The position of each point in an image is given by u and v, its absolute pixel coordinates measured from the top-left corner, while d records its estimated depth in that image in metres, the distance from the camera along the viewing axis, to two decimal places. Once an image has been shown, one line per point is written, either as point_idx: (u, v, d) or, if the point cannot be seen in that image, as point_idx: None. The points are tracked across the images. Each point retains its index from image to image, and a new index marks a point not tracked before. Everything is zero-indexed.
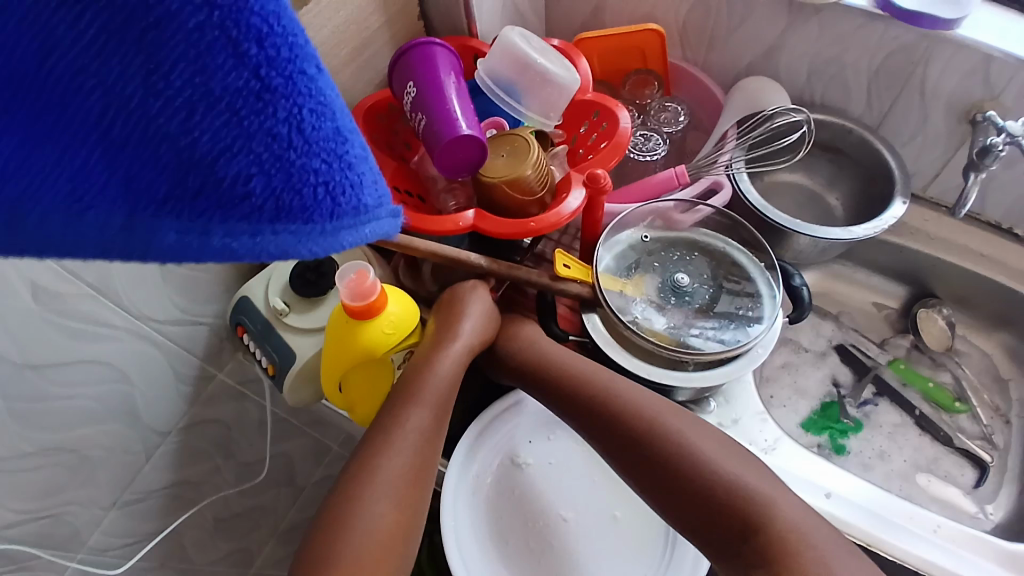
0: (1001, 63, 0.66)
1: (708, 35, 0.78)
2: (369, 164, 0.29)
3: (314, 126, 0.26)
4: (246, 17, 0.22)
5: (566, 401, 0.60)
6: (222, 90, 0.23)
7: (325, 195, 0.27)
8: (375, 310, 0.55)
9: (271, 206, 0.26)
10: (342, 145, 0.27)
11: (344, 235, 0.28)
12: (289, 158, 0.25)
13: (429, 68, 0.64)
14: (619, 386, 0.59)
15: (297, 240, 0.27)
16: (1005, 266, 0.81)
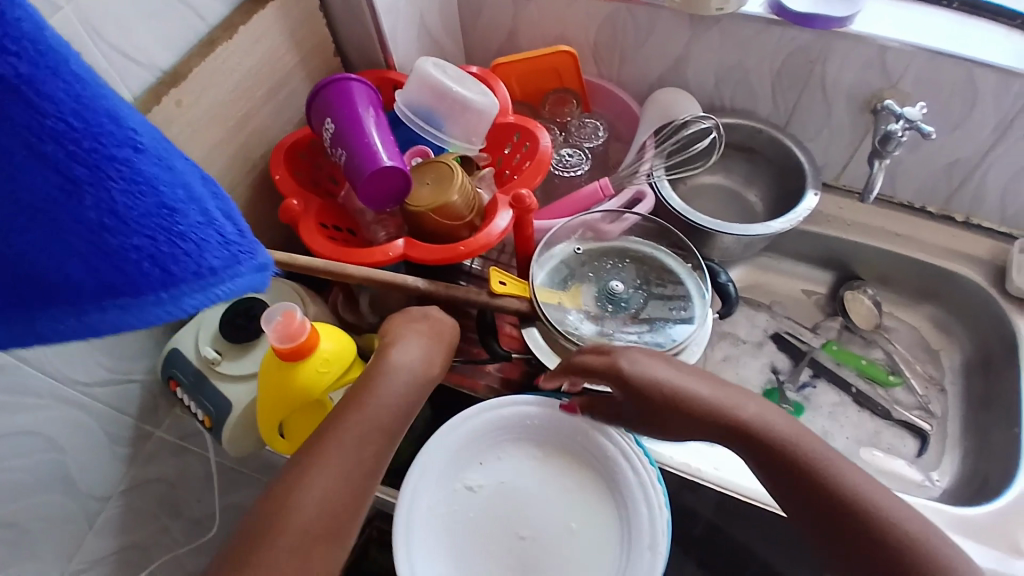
0: (895, 52, 0.70)
1: (619, 50, 0.81)
2: (209, 228, 0.36)
3: (128, 210, 0.32)
4: (35, 122, 0.28)
5: (698, 422, 0.56)
6: (19, 190, 0.29)
7: (152, 268, 0.33)
8: (306, 350, 0.56)
9: (90, 285, 0.33)
10: (169, 218, 0.33)
11: (185, 300, 0.35)
12: (106, 242, 0.32)
13: (347, 104, 0.65)
14: (747, 407, 0.55)
15: (126, 314, 0.34)
16: (920, 243, 0.86)
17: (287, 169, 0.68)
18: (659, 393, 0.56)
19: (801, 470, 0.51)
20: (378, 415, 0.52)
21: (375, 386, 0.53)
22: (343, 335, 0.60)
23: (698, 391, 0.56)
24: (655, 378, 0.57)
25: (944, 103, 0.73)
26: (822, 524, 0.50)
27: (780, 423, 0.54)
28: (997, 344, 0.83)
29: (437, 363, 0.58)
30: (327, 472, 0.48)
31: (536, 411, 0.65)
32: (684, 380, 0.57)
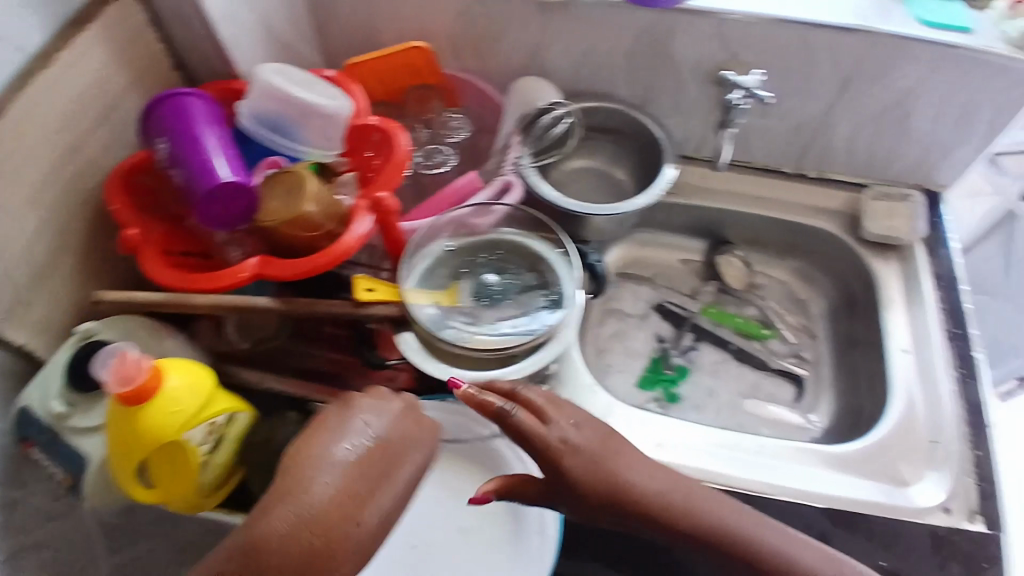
0: (732, 24, 0.73)
1: (476, 40, 0.79)
2: None
3: None
4: None
5: (642, 515, 0.50)
6: None
7: None
8: (148, 387, 0.57)
9: None
10: None
11: None
12: None
13: (181, 121, 0.63)
14: (708, 503, 0.50)
15: None
16: (778, 202, 0.92)
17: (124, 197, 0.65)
18: (586, 479, 0.51)
19: (751, 556, 0.48)
20: (264, 546, 0.42)
21: (276, 498, 0.44)
22: (192, 366, 0.62)
23: (640, 482, 0.51)
24: (573, 464, 0.51)
25: (782, 70, 0.77)
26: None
27: (724, 511, 0.50)
28: (858, 286, 0.90)
29: (369, 459, 0.47)
30: (267, 575, 0.42)
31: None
32: (620, 470, 0.51)
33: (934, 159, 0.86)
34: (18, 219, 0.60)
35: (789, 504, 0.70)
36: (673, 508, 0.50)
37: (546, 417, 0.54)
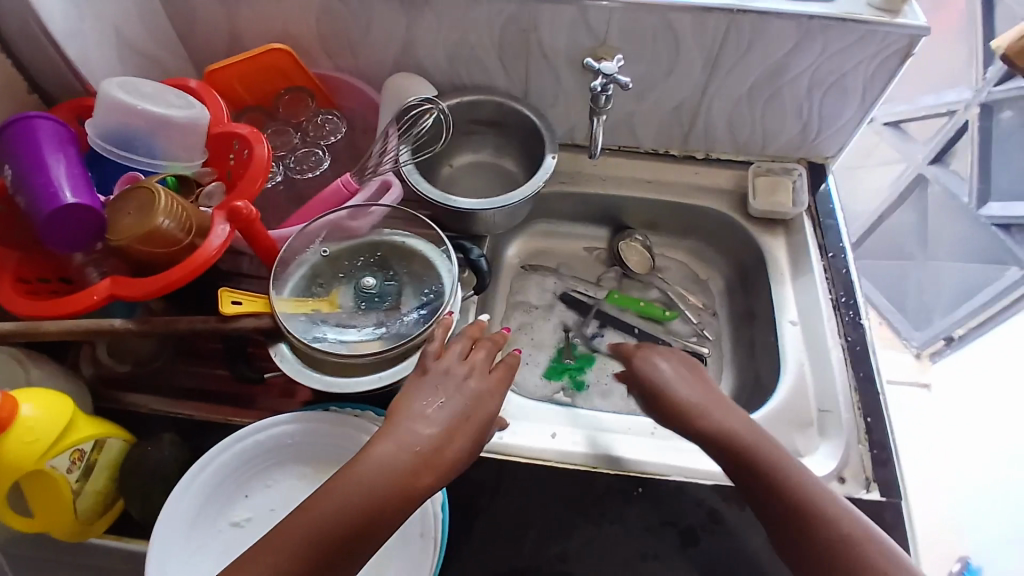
0: (595, 9, 0.72)
1: (346, 42, 0.78)
2: None
3: None
4: None
5: (726, 413, 0.62)
6: None
7: None
8: (1, 423, 0.52)
9: None
10: None
11: None
12: None
13: (19, 144, 0.60)
14: (733, 419, 0.61)
15: None
16: (669, 184, 0.93)
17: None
18: (665, 400, 0.65)
19: (777, 481, 0.55)
20: (432, 414, 0.54)
21: (429, 381, 0.56)
22: (51, 394, 0.56)
23: (695, 402, 0.63)
24: (667, 383, 0.66)
25: (653, 53, 0.78)
26: (776, 520, 0.54)
27: (772, 450, 0.58)
28: (748, 260, 0.92)
29: (469, 407, 0.55)
30: (363, 498, 0.48)
31: (291, 428, 0.64)
32: (689, 392, 0.64)
33: (812, 131, 0.88)
34: None
35: (677, 487, 0.68)
36: (704, 424, 0.61)
37: (647, 361, 0.68)
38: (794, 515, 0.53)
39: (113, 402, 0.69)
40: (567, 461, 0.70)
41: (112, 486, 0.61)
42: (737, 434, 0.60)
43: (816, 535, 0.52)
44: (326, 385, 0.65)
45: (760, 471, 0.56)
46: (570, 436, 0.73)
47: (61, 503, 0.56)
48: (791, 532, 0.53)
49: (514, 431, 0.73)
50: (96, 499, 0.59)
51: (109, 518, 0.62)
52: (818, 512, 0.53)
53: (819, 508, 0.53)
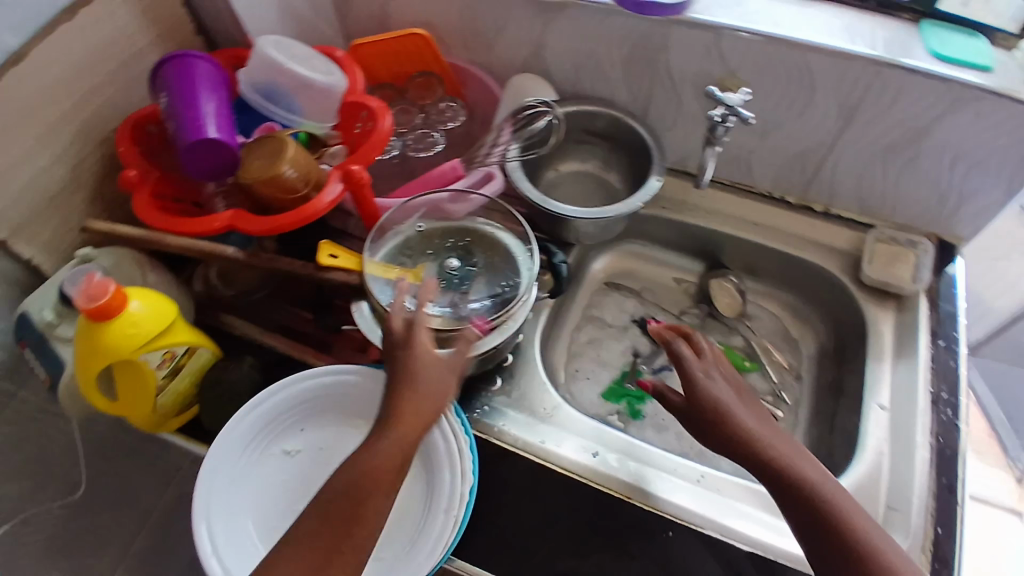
0: (731, 39, 0.72)
1: (481, 35, 0.82)
2: None
3: None
4: None
5: (743, 406, 0.59)
6: None
7: None
8: (112, 313, 0.58)
9: None
10: None
11: None
12: None
13: (181, 78, 0.67)
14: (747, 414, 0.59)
15: None
16: (777, 231, 0.89)
17: (133, 145, 0.69)
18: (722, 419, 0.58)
19: (825, 514, 0.51)
20: (400, 392, 0.55)
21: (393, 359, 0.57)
22: (159, 297, 0.62)
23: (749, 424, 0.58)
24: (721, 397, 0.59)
25: (783, 95, 0.76)
26: (824, 558, 0.50)
27: (810, 469, 0.54)
28: (850, 328, 0.86)
29: (432, 375, 0.56)
30: (345, 488, 0.50)
31: (356, 381, 0.66)
32: (745, 413, 0.58)
33: (948, 206, 0.81)
34: (34, 151, 0.66)
35: (714, 538, 0.66)
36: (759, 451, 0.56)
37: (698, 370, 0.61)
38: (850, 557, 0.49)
39: (206, 320, 0.76)
40: (603, 483, 0.69)
41: (191, 391, 0.67)
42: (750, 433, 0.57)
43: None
44: (393, 347, 0.67)
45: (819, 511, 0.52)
46: (613, 459, 0.71)
47: (145, 396, 0.63)
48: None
49: (559, 439, 0.73)
50: (175, 399, 0.66)
51: (182, 419, 0.68)
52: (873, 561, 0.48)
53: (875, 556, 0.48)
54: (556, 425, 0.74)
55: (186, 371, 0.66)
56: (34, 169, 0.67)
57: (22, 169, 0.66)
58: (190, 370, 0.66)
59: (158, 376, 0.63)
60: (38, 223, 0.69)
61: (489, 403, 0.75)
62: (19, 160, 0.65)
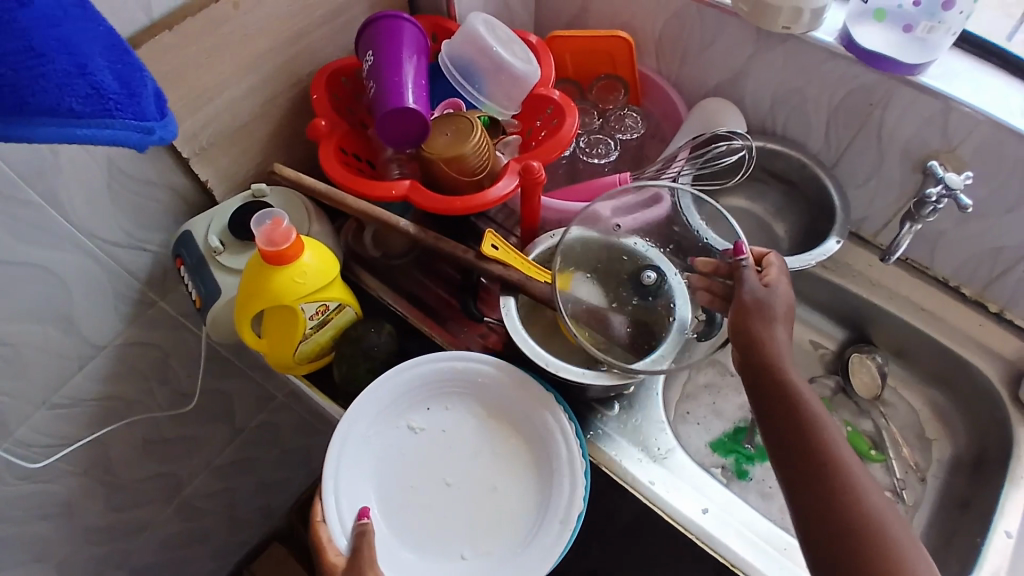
0: (959, 115, 0.65)
1: (682, 49, 0.78)
2: (126, 84, 0.40)
3: (84, 62, 0.38)
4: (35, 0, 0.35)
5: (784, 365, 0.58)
6: (37, 44, 0.35)
7: (102, 97, 0.39)
8: (286, 259, 0.59)
9: (84, 108, 0.38)
10: (93, 73, 0.38)
11: (115, 125, 0.40)
12: (87, 76, 0.38)
13: (391, 40, 0.67)
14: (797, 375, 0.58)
15: (89, 127, 0.39)
16: (943, 322, 0.82)
17: (326, 92, 0.73)
18: (749, 321, 0.61)
19: (830, 481, 0.51)
20: None
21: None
22: (326, 251, 0.63)
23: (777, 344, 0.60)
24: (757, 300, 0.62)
25: (997, 183, 0.68)
26: (811, 519, 0.51)
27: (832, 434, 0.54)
28: (995, 444, 0.78)
29: None
30: None
31: (491, 372, 0.67)
32: (770, 319, 0.61)
33: None
34: (234, 78, 0.67)
35: None
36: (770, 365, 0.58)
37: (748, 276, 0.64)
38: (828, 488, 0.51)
39: (354, 276, 0.79)
40: (710, 545, 0.66)
41: (328, 343, 0.69)
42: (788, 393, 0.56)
43: (842, 520, 0.50)
44: (532, 354, 0.66)
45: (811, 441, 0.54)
46: (720, 520, 0.67)
47: (291, 341, 0.64)
48: (810, 520, 0.51)
49: (670, 485, 0.70)
50: (313, 348, 0.67)
51: (312, 366, 0.70)
52: (846, 507, 0.50)
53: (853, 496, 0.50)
54: (669, 468, 0.71)
55: (328, 327, 0.67)
56: (230, 96, 0.68)
57: (220, 94, 0.67)
58: (332, 326, 0.67)
59: (308, 325, 0.64)
60: (221, 148, 0.71)
61: (602, 428, 0.72)
62: (219, 85, 0.66)
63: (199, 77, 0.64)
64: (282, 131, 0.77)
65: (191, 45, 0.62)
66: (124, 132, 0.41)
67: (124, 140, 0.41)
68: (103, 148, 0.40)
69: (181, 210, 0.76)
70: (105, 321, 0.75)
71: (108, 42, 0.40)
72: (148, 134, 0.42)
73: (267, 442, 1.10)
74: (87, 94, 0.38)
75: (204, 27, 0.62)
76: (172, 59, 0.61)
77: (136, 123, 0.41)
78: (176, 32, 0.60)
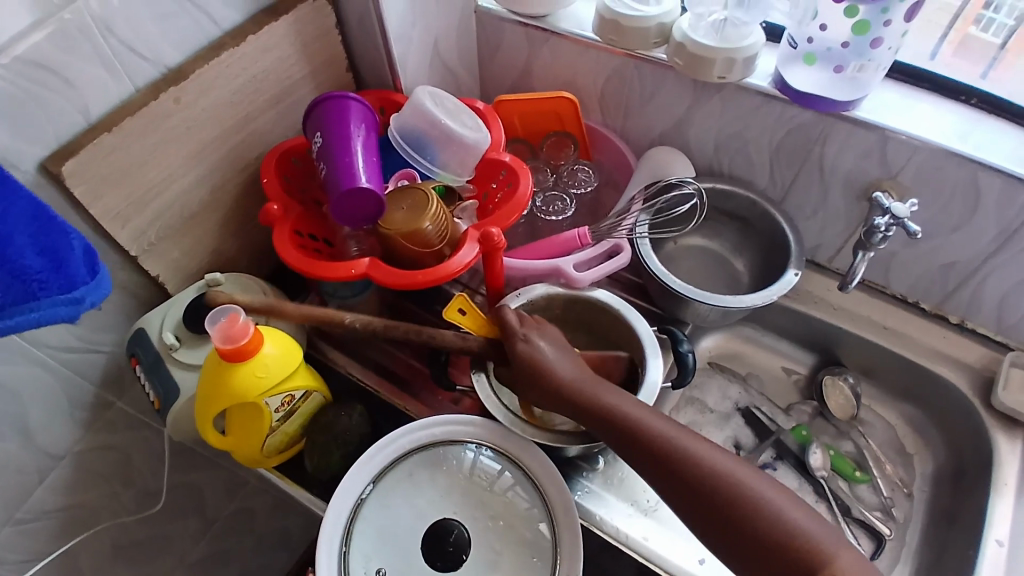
0: (895, 143, 0.68)
1: (625, 102, 0.81)
2: (50, 262, 0.45)
3: (9, 253, 0.43)
4: None
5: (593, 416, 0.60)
6: None
7: (27, 281, 0.44)
8: (247, 355, 0.58)
9: (9, 295, 0.44)
10: (16, 261, 0.43)
11: (43, 303, 0.45)
12: (12, 264, 0.43)
13: (338, 121, 0.68)
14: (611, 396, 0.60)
15: (17, 309, 0.44)
16: (907, 339, 0.84)
17: (277, 175, 0.72)
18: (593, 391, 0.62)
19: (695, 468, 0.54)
20: None
21: None
22: (287, 340, 0.62)
23: (631, 412, 0.59)
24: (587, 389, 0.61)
25: (939, 205, 0.71)
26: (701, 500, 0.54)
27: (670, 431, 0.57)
28: (971, 453, 0.79)
29: None
30: None
31: (474, 432, 0.66)
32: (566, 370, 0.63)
33: None
34: (180, 170, 0.67)
35: None
36: (638, 430, 0.57)
37: (534, 334, 0.65)
38: (714, 508, 0.53)
39: (322, 356, 0.77)
40: None
41: (296, 432, 0.67)
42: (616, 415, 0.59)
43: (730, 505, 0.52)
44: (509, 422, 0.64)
45: (707, 498, 0.53)
46: (719, 570, 0.66)
47: (258, 436, 0.62)
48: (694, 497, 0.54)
49: (663, 537, 0.69)
50: (281, 439, 0.65)
51: (282, 457, 0.67)
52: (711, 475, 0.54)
53: (764, 518, 0.51)
54: (658, 521, 0.70)
55: (295, 416, 0.65)
56: (178, 188, 0.67)
57: (168, 189, 0.66)
58: (298, 414, 0.65)
59: (274, 417, 0.62)
60: (172, 240, 0.70)
61: (588, 486, 0.71)
62: (165, 178, 0.66)
63: (142, 173, 0.63)
64: (235, 216, 0.75)
65: (133, 144, 0.61)
66: (51, 308, 0.46)
67: (53, 315, 0.46)
68: (39, 326, 0.46)
69: (136, 307, 0.74)
70: (64, 429, 0.72)
71: (30, 215, 0.45)
72: (77, 303, 0.47)
73: (242, 530, 1.05)
74: (10, 283, 0.43)
75: (145, 125, 0.62)
76: (114, 160, 0.60)
77: (63, 296, 0.46)
78: (117, 132, 0.59)
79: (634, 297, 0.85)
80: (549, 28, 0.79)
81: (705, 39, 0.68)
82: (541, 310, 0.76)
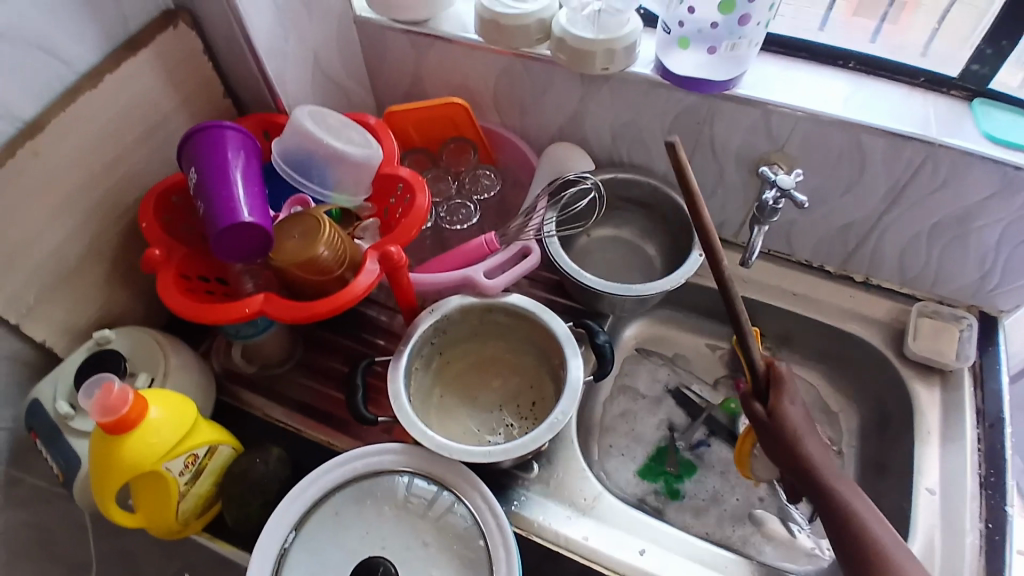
0: (780, 116, 0.69)
1: (519, 101, 0.80)
2: None
3: None
4: None
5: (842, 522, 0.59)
6: None
7: None
8: (130, 423, 0.55)
9: None
10: None
11: None
12: None
13: (212, 155, 0.64)
14: (858, 501, 0.60)
15: None
16: (817, 302, 0.86)
17: (156, 216, 0.68)
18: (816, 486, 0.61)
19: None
20: None
21: None
22: (176, 399, 0.60)
23: (864, 514, 0.59)
24: (856, 503, 0.60)
25: (829, 171, 0.73)
26: None
27: (889, 540, 0.57)
28: (891, 401, 0.82)
29: None
30: None
31: (398, 460, 0.64)
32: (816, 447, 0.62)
33: (991, 283, 0.78)
34: (50, 227, 0.62)
35: None
36: (865, 539, 0.58)
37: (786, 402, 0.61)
38: None
39: (240, 399, 0.74)
40: None
41: (212, 492, 0.64)
42: (859, 515, 0.59)
43: None
44: (436, 448, 0.62)
45: None
46: (661, 558, 0.67)
47: (167, 503, 0.60)
48: None
49: (603, 534, 0.69)
50: (197, 502, 0.62)
51: (202, 521, 0.64)
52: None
53: None
54: (596, 520, 0.69)
55: (206, 474, 0.63)
56: (51, 246, 0.63)
57: (38, 249, 0.62)
58: (208, 472, 0.63)
59: (181, 482, 0.60)
60: (53, 301, 0.65)
61: (526, 494, 0.71)
62: (35, 237, 0.61)
63: (4, 235, 0.59)
64: (122, 265, 0.71)
65: None
66: None
67: None
68: None
69: (28, 376, 0.69)
70: None
71: None
72: None
73: None
74: None
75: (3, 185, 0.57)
76: None
77: None
78: None
79: (553, 296, 0.85)
80: (432, 33, 0.77)
81: (583, 33, 0.68)
82: (457, 321, 0.75)
